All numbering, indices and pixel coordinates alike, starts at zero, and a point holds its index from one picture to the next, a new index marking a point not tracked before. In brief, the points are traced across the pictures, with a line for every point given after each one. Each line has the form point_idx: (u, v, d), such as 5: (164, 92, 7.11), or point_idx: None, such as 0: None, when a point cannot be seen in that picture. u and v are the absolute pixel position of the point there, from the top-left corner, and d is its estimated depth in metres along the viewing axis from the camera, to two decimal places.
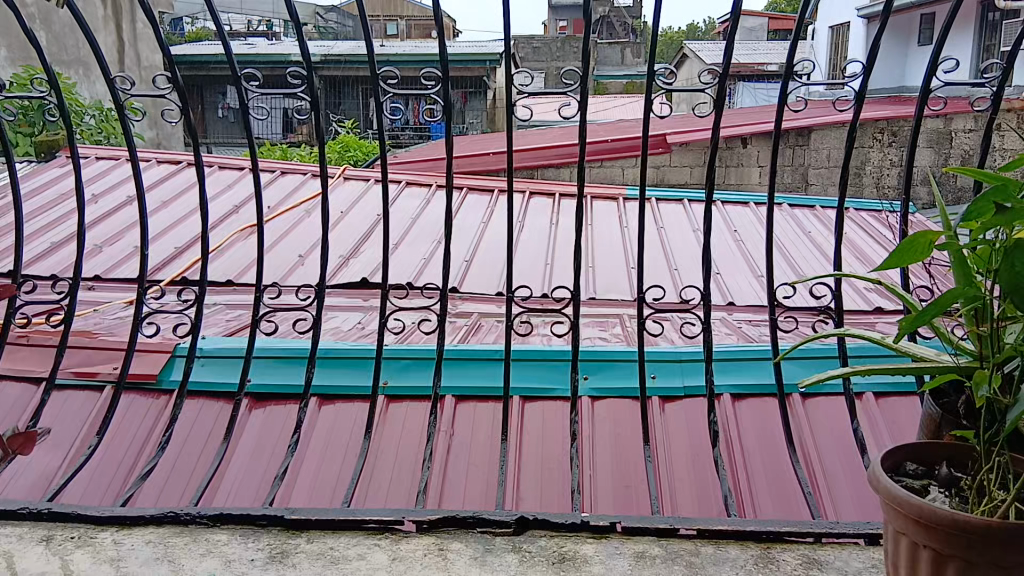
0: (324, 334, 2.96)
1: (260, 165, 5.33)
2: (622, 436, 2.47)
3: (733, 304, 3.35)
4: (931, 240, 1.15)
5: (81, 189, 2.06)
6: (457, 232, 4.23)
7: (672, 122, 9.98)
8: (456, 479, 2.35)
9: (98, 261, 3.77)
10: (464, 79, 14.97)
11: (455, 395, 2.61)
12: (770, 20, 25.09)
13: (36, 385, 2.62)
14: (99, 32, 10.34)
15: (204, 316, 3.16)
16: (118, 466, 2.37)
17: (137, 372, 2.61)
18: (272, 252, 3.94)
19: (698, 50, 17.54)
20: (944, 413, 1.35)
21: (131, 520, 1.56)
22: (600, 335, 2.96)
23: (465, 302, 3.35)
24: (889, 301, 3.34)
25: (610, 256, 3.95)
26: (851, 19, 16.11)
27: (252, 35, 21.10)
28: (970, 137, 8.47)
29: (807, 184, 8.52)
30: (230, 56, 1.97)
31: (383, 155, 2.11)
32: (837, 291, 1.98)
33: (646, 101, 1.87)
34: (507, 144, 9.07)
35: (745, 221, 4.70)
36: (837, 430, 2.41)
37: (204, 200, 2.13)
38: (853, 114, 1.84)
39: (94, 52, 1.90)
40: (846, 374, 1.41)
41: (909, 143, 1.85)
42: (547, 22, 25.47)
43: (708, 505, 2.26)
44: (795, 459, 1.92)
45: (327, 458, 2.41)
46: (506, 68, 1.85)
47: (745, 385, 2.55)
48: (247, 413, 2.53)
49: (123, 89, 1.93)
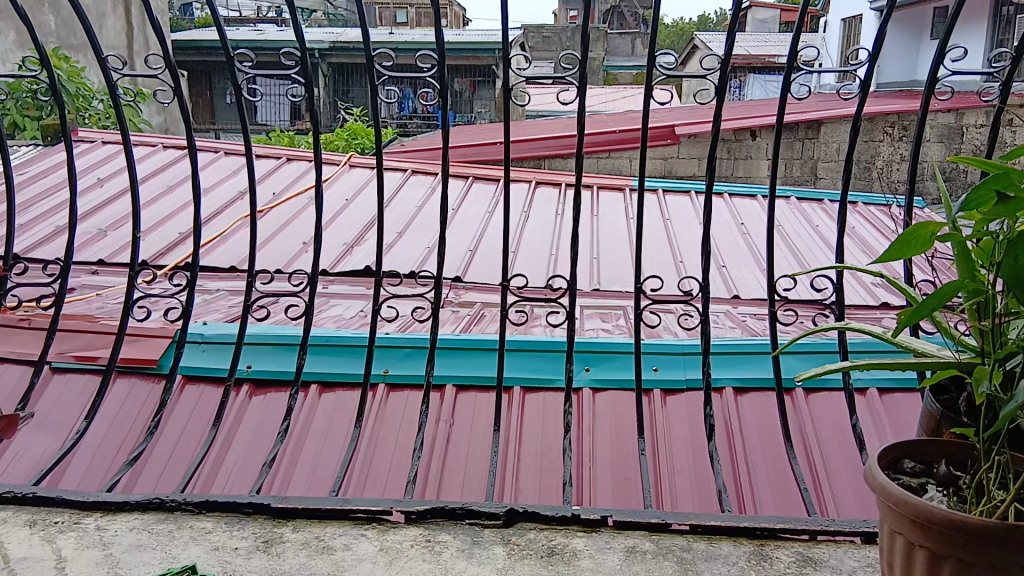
0: (326, 322, 2.94)
1: (265, 151, 5.31)
2: (622, 428, 2.45)
3: (738, 297, 3.32)
4: (934, 231, 1.11)
5: (71, 170, 2.00)
6: (461, 222, 4.20)
7: (681, 113, 9.92)
8: (454, 470, 2.33)
9: (101, 245, 3.77)
10: (473, 68, 14.92)
11: (454, 384, 2.59)
12: (782, 12, 24.90)
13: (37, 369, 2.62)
14: (107, 16, 10.32)
15: (205, 302, 3.15)
16: (116, 450, 2.36)
17: (134, 356, 2.60)
18: (276, 239, 3.92)
19: (709, 42, 17.46)
20: (944, 410, 1.31)
21: (115, 506, 1.54)
22: (602, 327, 2.93)
23: (468, 292, 3.33)
24: (895, 296, 3.30)
25: (615, 248, 3.91)
26: (864, 12, 15.96)
27: (262, 21, 21.16)
28: (982, 133, 8.37)
29: (816, 177, 8.45)
30: (223, 37, 1.92)
31: (379, 139, 2.07)
32: (839, 284, 1.93)
33: (647, 90, 1.83)
34: (515, 132, 9.03)
35: (752, 214, 4.66)
36: (840, 427, 2.37)
37: (196, 187, 2.04)
38: (857, 105, 1.79)
39: (87, 31, 1.86)
40: (848, 369, 1.38)
41: (916, 135, 1.79)
42: (558, 12, 25.33)
43: (707, 501, 2.23)
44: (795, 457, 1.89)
45: (326, 445, 2.39)
46: (506, 53, 1.81)
47: (746, 378, 2.52)
48: (246, 400, 2.51)
49: (114, 68, 1.88)
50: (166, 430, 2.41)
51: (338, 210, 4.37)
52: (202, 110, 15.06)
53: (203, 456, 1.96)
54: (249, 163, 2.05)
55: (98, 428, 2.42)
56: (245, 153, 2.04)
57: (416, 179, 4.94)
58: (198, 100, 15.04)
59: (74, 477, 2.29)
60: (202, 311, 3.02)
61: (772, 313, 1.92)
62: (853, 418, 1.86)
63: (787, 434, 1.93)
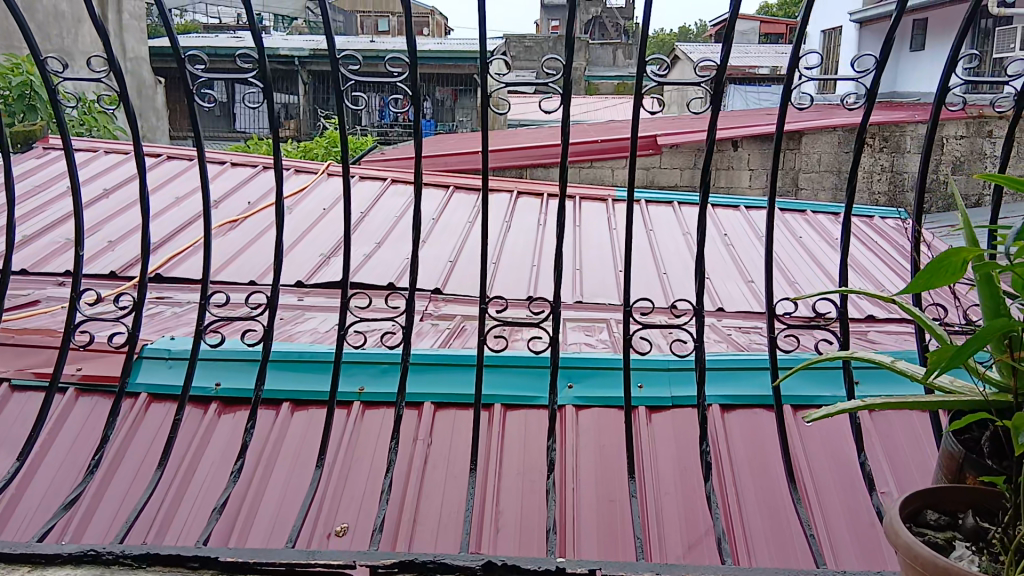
0: (298, 336, 2.78)
1: (241, 159, 5.16)
2: (606, 445, 2.31)
3: (723, 310, 3.23)
4: (966, 258, 1.00)
5: (8, 180, 1.83)
6: (440, 233, 4.07)
7: (663, 123, 9.91)
8: (432, 494, 2.17)
9: (70, 255, 3.60)
10: (454, 77, 14.86)
11: (433, 402, 2.44)
12: (760, 23, 25.30)
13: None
14: (83, 22, 10.05)
15: (172, 316, 2.99)
16: (67, 478, 2.17)
17: (96, 373, 2.41)
18: (249, 248, 3.76)
19: (690, 53, 17.60)
20: (967, 452, 1.21)
21: (43, 560, 1.40)
22: (585, 341, 2.80)
23: (447, 305, 3.20)
24: (883, 310, 3.21)
25: (598, 260, 3.80)
26: (842, 24, 16.18)
27: (244, 28, 21.00)
28: (961, 144, 8.41)
29: (798, 189, 8.44)
30: (173, 39, 1.76)
31: (346, 150, 1.90)
32: (843, 305, 1.80)
33: (637, 102, 1.70)
34: (497, 141, 8.94)
35: (735, 224, 4.58)
36: (833, 449, 2.23)
37: (144, 198, 1.87)
38: (865, 112, 1.67)
39: (22, 29, 1.70)
40: (866, 408, 1.27)
41: (926, 147, 1.68)
42: (542, 23, 25.46)
43: (695, 527, 2.09)
44: (798, 502, 1.77)
45: (296, 469, 2.22)
46: (482, 58, 1.67)
47: (736, 396, 2.40)
48: (214, 419, 2.35)
49: (54, 71, 1.72)
50: (128, 453, 2.23)
51: (315, 219, 4.22)
52: (181, 116, 14.86)
53: (148, 495, 1.80)
54: (203, 176, 1.89)
55: (58, 449, 2.24)
56: (199, 162, 1.88)
57: (394, 189, 4.81)
58: (176, 106, 14.83)
59: (28, 504, 2.11)
60: (168, 325, 2.85)
61: (771, 334, 1.81)
62: (861, 457, 1.78)
63: (789, 473, 1.82)
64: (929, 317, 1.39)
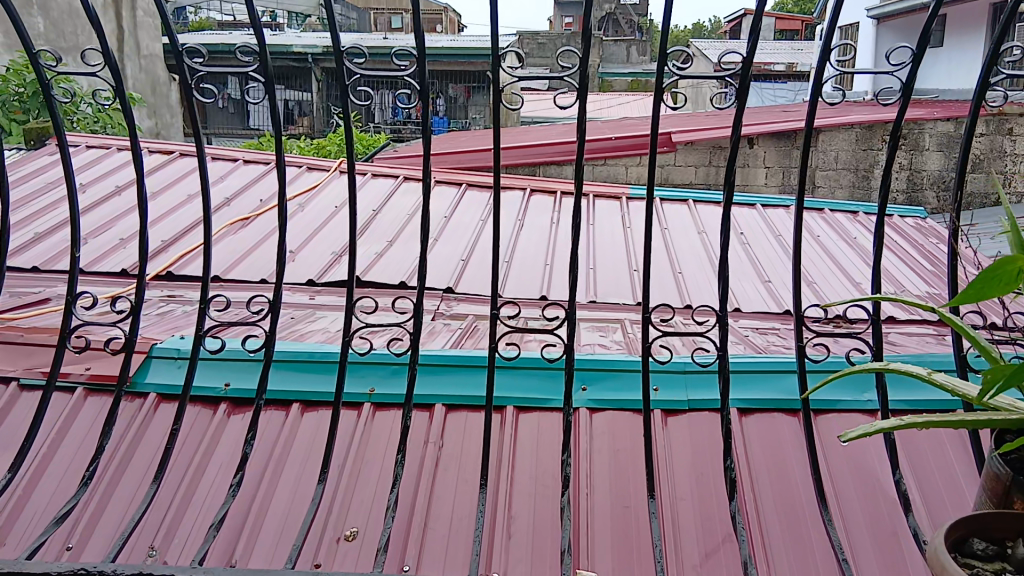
0: (307, 335, 2.72)
1: (253, 156, 5.12)
2: (622, 451, 2.24)
3: (741, 310, 3.14)
4: (1020, 267, 0.95)
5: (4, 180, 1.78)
6: (452, 231, 4.01)
7: (677, 120, 9.82)
8: (443, 497, 2.11)
9: (83, 252, 3.58)
10: (467, 74, 14.80)
11: (443, 404, 2.37)
12: (775, 20, 25.18)
13: (4, 387, 2.42)
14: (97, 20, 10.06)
15: (182, 314, 2.94)
16: (72, 479, 2.12)
17: (104, 372, 2.35)
18: (260, 246, 3.72)
19: (705, 50, 17.45)
20: (1016, 476, 1.25)
21: None
22: (599, 342, 2.72)
23: (459, 304, 3.13)
24: (905, 312, 3.11)
25: (612, 258, 3.73)
26: (861, 20, 15.98)
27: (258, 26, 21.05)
28: (981, 142, 8.26)
29: (814, 186, 8.31)
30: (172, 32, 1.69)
31: (352, 146, 1.82)
32: (874, 310, 1.72)
33: (657, 98, 1.62)
34: (509, 138, 8.88)
35: (752, 224, 4.49)
36: (857, 454, 2.15)
37: (142, 197, 1.83)
38: (899, 108, 1.58)
39: (15, 25, 1.64)
40: (905, 428, 1.24)
41: (963, 144, 1.58)
42: (556, 20, 25.36)
43: (712, 532, 2.01)
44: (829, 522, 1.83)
45: (304, 472, 2.16)
46: (495, 49, 1.59)
47: (759, 400, 2.31)
48: (224, 420, 2.29)
49: (47, 66, 1.64)
50: (136, 453, 2.18)
51: (326, 217, 4.18)
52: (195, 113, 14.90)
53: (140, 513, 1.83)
54: (201, 173, 1.83)
55: (66, 449, 2.20)
56: (198, 158, 1.82)
57: (406, 187, 4.74)
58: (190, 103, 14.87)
59: (35, 505, 2.07)
60: (177, 323, 2.80)
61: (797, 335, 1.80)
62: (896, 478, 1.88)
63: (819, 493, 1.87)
64: (970, 325, 1.32)
